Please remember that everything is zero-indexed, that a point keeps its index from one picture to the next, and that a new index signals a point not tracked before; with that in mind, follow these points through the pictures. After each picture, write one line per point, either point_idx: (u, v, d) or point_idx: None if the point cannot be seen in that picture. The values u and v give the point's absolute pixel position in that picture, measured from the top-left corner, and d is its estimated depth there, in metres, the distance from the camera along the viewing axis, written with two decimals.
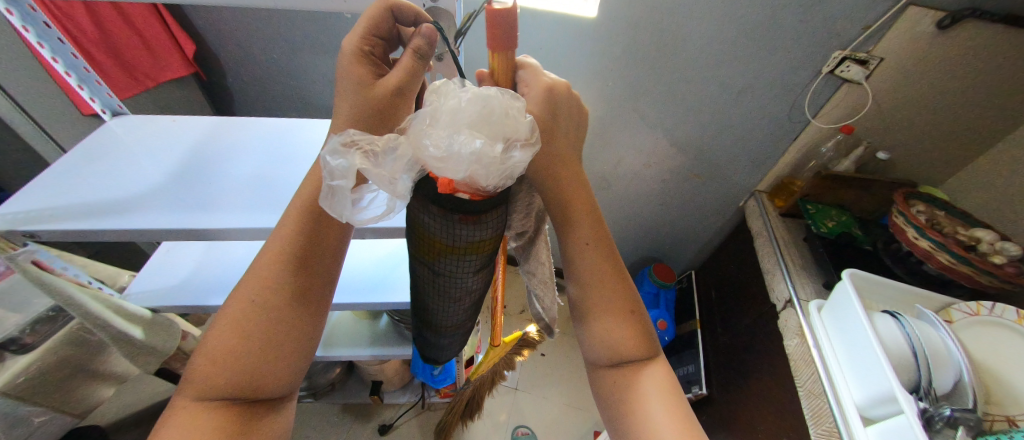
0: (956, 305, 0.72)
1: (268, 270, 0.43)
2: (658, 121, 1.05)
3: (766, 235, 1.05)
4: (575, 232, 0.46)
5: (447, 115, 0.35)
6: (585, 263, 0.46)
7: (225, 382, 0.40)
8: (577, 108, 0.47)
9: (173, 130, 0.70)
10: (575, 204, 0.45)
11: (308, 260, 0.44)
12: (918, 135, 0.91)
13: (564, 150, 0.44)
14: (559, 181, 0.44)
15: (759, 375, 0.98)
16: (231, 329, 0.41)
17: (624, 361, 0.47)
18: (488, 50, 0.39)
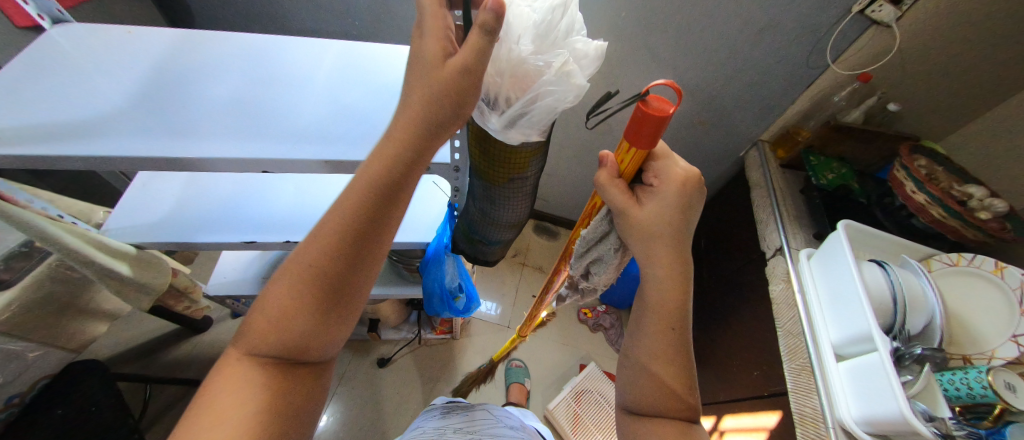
0: (938, 256, 0.75)
1: (338, 221, 0.36)
2: (671, 60, 0.99)
3: (764, 185, 1.05)
4: (660, 310, 0.44)
5: (540, 33, 0.36)
6: (657, 339, 0.44)
7: (275, 341, 0.36)
8: (697, 198, 0.45)
9: (131, 43, 0.61)
10: (667, 287, 0.44)
11: (384, 215, 0.37)
12: (932, 87, 0.89)
13: (675, 237, 0.43)
14: (662, 267, 0.43)
15: (740, 316, 1.05)
16: (289, 289, 0.36)
17: (659, 415, 0.44)
18: (624, 138, 0.39)
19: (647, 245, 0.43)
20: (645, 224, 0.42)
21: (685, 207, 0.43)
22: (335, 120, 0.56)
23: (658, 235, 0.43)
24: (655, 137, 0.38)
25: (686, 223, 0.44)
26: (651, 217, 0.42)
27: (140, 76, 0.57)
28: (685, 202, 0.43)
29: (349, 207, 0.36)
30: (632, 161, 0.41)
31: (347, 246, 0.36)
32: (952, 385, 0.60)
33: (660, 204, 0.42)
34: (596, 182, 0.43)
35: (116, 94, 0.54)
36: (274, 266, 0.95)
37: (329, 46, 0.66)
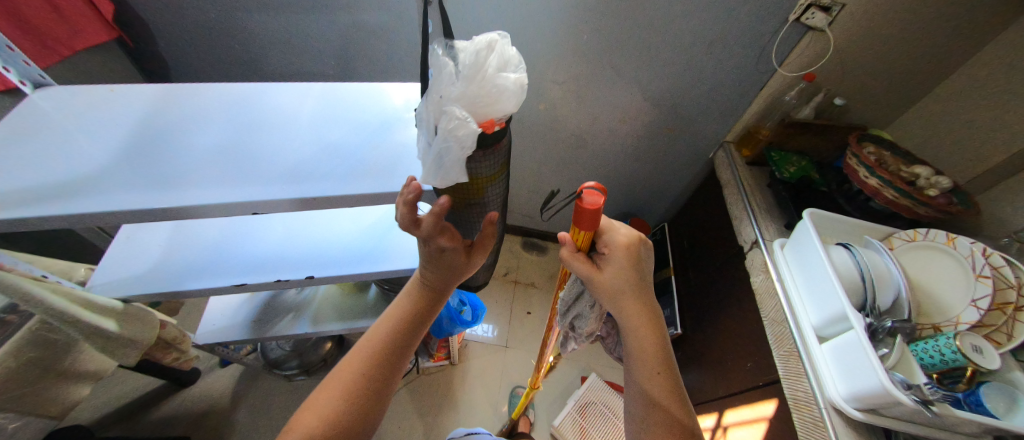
0: (897, 234, 0.80)
1: (386, 326, 0.54)
2: (633, 75, 1.05)
3: (733, 183, 1.11)
4: (644, 358, 0.50)
5: (468, 71, 0.40)
6: (649, 381, 0.49)
7: (328, 422, 0.47)
8: (645, 253, 0.52)
9: (114, 101, 0.62)
10: (643, 336, 0.50)
11: (419, 321, 0.56)
12: (869, 82, 0.98)
13: (637, 292, 0.50)
14: (636, 321, 0.50)
15: (728, 311, 1.08)
16: (348, 377, 0.50)
17: None
18: (572, 227, 0.45)
19: (617, 305, 0.49)
20: (610, 289, 0.48)
21: (636, 268, 0.49)
22: (320, 157, 0.58)
23: (623, 296, 0.49)
24: (597, 220, 0.44)
25: (643, 278, 0.51)
26: (614, 282, 0.48)
27: (125, 132, 0.58)
28: (636, 261, 0.49)
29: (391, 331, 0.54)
30: (582, 239, 0.47)
31: (391, 354, 0.53)
32: (927, 353, 0.63)
33: (617, 269, 0.49)
34: (561, 259, 0.50)
35: (101, 151, 0.55)
36: (264, 308, 0.94)
37: (308, 88, 0.69)
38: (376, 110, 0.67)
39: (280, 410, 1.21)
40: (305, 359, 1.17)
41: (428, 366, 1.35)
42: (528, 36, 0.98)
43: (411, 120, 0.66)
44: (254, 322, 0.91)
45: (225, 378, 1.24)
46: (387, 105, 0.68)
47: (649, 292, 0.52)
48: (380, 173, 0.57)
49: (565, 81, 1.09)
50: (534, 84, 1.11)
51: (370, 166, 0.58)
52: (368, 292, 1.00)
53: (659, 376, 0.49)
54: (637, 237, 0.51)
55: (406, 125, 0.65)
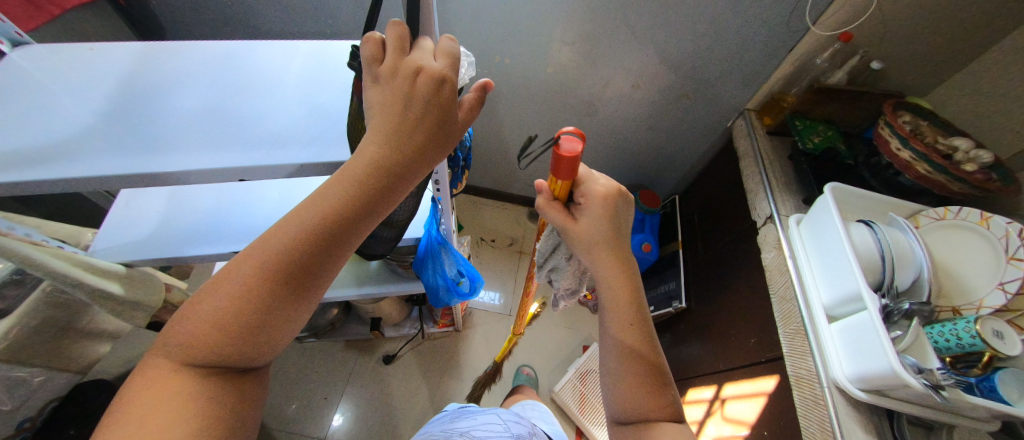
0: (926, 212, 0.75)
1: (301, 221, 0.37)
2: (649, 36, 0.97)
3: (751, 154, 1.05)
4: (618, 310, 0.48)
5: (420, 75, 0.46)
6: (623, 330, 0.48)
7: (206, 342, 0.34)
8: (625, 206, 0.50)
9: (94, 59, 0.59)
10: (616, 286, 0.48)
11: (349, 225, 0.38)
12: (913, 44, 0.88)
13: (612, 243, 0.48)
14: (610, 270, 0.48)
15: (736, 286, 1.06)
16: (240, 284, 0.35)
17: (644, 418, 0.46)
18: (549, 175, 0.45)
19: (590, 255, 0.48)
20: (585, 239, 0.48)
21: (614, 218, 0.48)
22: (307, 122, 0.55)
23: (595, 246, 0.48)
24: (576, 170, 0.43)
25: (620, 229, 0.49)
26: (590, 230, 0.48)
27: (106, 93, 0.56)
28: (613, 213, 0.48)
29: (302, 229, 0.37)
30: (562, 188, 0.47)
31: (296, 266, 0.37)
32: (943, 337, 0.61)
33: (595, 220, 0.48)
34: (538, 207, 0.50)
35: (81, 112, 0.53)
36: None
37: (295, 46, 0.65)
38: None
39: (292, 369, 1.27)
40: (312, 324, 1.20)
41: (433, 332, 1.38)
42: None
43: None
44: None
45: None
46: None
47: (625, 242, 0.49)
48: None
49: (576, 41, 1.02)
50: (543, 45, 1.04)
51: None
52: (370, 261, 1.00)
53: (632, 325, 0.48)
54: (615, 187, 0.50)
55: None
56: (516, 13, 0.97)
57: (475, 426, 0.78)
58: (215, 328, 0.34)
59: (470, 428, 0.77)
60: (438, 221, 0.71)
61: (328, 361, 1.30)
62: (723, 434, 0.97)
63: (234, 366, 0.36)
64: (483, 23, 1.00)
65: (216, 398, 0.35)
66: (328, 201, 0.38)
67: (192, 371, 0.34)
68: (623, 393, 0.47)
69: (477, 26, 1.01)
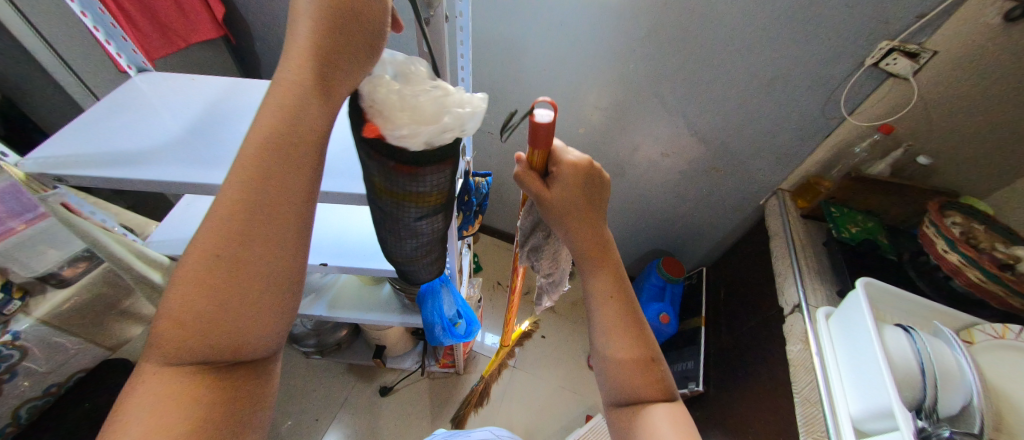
0: (980, 326, 0.67)
1: (237, 173, 0.33)
2: (679, 108, 1.01)
3: (782, 236, 1.00)
4: (601, 284, 0.50)
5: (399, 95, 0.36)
6: (606, 303, 0.50)
7: (183, 335, 0.31)
8: (598, 180, 0.49)
9: (193, 88, 0.72)
10: (594, 259, 0.49)
11: (286, 159, 0.34)
12: (964, 144, 0.84)
13: (586, 213, 0.48)
14: (588, 245, 0.49)
15: (758, 377, 0.96)
16: (196, 263, 0.32)
17: (636, 400, 0.48)
18: (527, 146, 0.44)
19: (565, 226, 0.48)
20: (561, 211, 0.47)
21: (586, 190, 0.48)
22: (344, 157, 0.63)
23: (573, 219, 0.48)
24: (551, 138, 0.43)
25: (595, 202, 0.49)
26: (564, 201, 0.47)
27: (193, 114, 0.68)
28: (586, 185, 0.48)
29: (237, 182, 0.33)
30: (537, 158, 0.46)
31: (242, 225, 0.32)
32: None
33: (569, 188, 0.47)
34: (514, 176, 0.47)
35: (171, 128, 0.64)
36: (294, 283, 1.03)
37: None
38: None
39: (293, 383, 1.29)
40: (321, 340, 1.24)
41: (434, 371, 1.35)
42: (576, 58, 0.99)
43: None
44: None
45: None
46: None
47: (598, 211, 0.50)
48: None
49: (609, 107, 1.08)
50: (576, 108, 1.11)
51: None
52: (383, 288, 1.04)
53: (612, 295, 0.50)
54: (586, 162, 0.48)
55: None
56: (554, 78, 1.05)
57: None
58: (179, 325, 0.31)
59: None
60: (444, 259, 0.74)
61: (327, 382, 1.31)
62: None
63: (226, 360, 0.33)
64: (523, 83, 1.09)
65: (205, 399, 0.32)
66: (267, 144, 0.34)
67: (177, 368, 0.32)
68: (616, 370, 0.49)
69: (517, 86, 1.11)
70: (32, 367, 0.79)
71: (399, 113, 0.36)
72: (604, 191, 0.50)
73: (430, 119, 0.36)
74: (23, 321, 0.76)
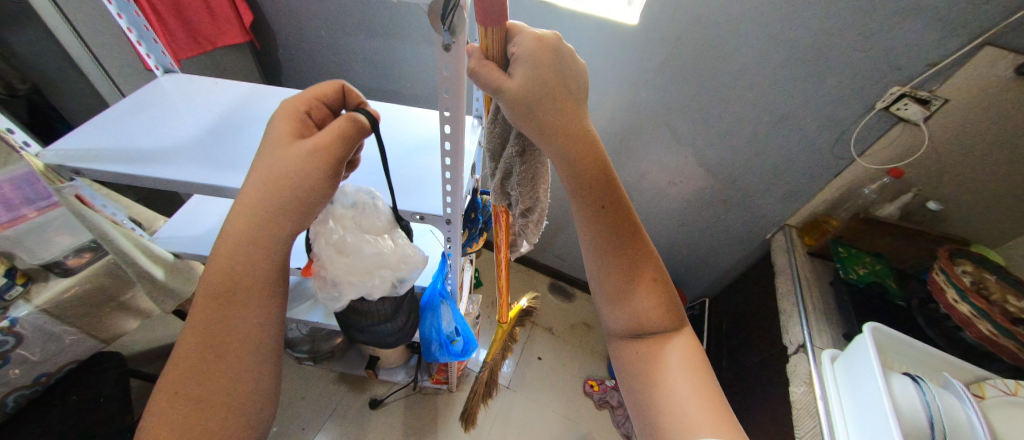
0: (992, 381, 0.65)
1: (226, 258, 0.38)
2: (688, 138, 1.02)
3: (788, 273, 0.99)
4: (592, 198, 0.49)
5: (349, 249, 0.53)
6: (604, 226, 0.50)
7: (186, 401, 0.35)
8: (568, 64, 0.44)
9: (215, 91, 0.75)
10: (580, 169, 0.47)
11: (268, 247, 0.39)
12: (975, 192, 0.83)
13: (558, 101, 0.43)
14: (570, 146, 0.45)
15: (759, 418, 0.93)
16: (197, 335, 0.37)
17: (647, 332, 0.52)
18: (477, 24, 0.40)
19: (535, 119, 0.42)
20: (529, 98, 0.41)
21: (554, 71, 0.42)
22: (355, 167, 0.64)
23: (545, 109, 0.42)
24: (501, 8, 0.39)
25: (563, 86, 0.43)
26: (528, 82, 0.41)
27: (213, 117, 0.69)
28: (553, 65, 0.42)
29: (227, 267, 0.38)
30: (492, 45, 0.42)
31: (235, 300, 0.38)
32: None
33: (533, 71, 0.41)
34: (466, 71, 0.42)
35: (190, 129, 0.66)
36: (293, 288, 1.03)
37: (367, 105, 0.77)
38: (417, 134, 0.72)
39: (283, 389, 1.27)
40: (315, 346, 1.24)
41: (426, 386, 1.33)
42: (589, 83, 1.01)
43: None
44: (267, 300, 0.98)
45: None
46: (427, 130, 0.73)
47: (574, 100, 0.45)
48: (399, 194, 0.60)
49: (618, 133, 1.09)
50: None
51: (393, 182, 0.62)
52: None
53: (608, 213, 0.50)
54: (552, 38, 0.43)
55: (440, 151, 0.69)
56: None
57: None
58: (181, 397, 0.35)
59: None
60: (444, 278, 0.72)
61: (317, 391, 1.28)
62: None
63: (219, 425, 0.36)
64: None
65: None
66: (247, 241, 0.38)
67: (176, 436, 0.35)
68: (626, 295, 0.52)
69: None
70: (25, 354, 0.79)
71: (347, 267, 0.53)
72: (577, 76, 0.45)
73: (370, 273, 0.55)
74: (22, 307, 0.76)
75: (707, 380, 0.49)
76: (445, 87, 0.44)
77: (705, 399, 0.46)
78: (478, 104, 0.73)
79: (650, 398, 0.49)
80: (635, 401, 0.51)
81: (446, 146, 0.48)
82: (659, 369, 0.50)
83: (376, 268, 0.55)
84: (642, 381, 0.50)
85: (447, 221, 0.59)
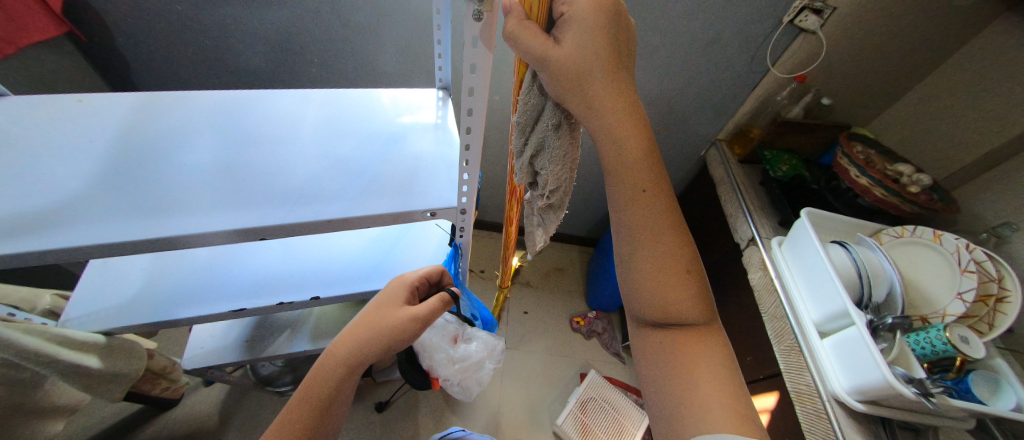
0: (886, 230, 0.85)
1: (328, 365, 0.49)
2: (629, 75, 1.04)
3: (728, 181, 1.13)
4: (630, 173, 0.46)
5: (455, 359, 0.76)
6: (644, 210, 0.47)
7: None
8: (619, 28, 0.44)
9: (79, 110, 0.54)
10: (626, 148, 0.46)
11: (357, 366, 0.50)
12: (853, 83, 1.02)
13: (606, 71, 0.43)
14: (619, 114, 0.44)
15: (726, 305, 1.12)
16: (291, 417, 0.47)
17: (678, 320, 0.47)
18: None
19: (582, 92, 0.43)
20: (575, 66, 0.42)
21: (602, 39, 0.43)
22: (331, 174, 0.54)
23: (590, 67, 0.42)
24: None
25: (612, 57, 0.43)
26: (573, 56, 0.41)
27: (104, 147, 0.52)
28: (599, 32, 0.42)
29: (327, 371, 0.49)
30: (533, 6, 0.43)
31: (320, 397, 0.48)
32: (919, 344, 0.68)
33: (579, 38, 0.42)
34: (507, 36, 0.42)
35: (73, 171, 0.49)
36: (258, 326, 0.88)
37: (307, 94, 0.64)
38: (383, 120, 0.63)
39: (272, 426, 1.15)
40: (298, 373, 1.14)
41: None
42: None
43: (419, 130, 0.62)
44: (247, 344, 0.85)
45: (212, 397, 1.18)
46: (391, 114, 0.64)
47: (620, 71, 0.45)
48: (399, 193, 0.53)
49: None
50: None
51: (385, 183, 0.54)
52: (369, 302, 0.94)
53: (649, 198, 0.47)
54: (604, 1, 0.43)
55: (418, 136, 0.61)
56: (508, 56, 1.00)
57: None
58: None
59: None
60: (457, 262, 0.66)
61: None
62: None
63: None
64: None
65: None
66: (339, 365, 0.49)
67: None
68: (659, 287, 0.47)
69: None
70: None
71: (457, 368, 0.76)
72: (623, 43, 0.45)
73: (472, 363, 0.79)
74: None
75: (727, 389, 0.45)
76: (471, 65, 0.41)
77: (725, 395, 0.44)
78: (441, 74, 0.65)
79: (671, 392, 0.46)
80: (655, 391, 0.48)
81: (465, 131, 0.46)
82: (682, 359, 0.47)
83: (475, 360, 0.78)
84: (666, 368, 0.47)
85: (461, 211, 0.55)
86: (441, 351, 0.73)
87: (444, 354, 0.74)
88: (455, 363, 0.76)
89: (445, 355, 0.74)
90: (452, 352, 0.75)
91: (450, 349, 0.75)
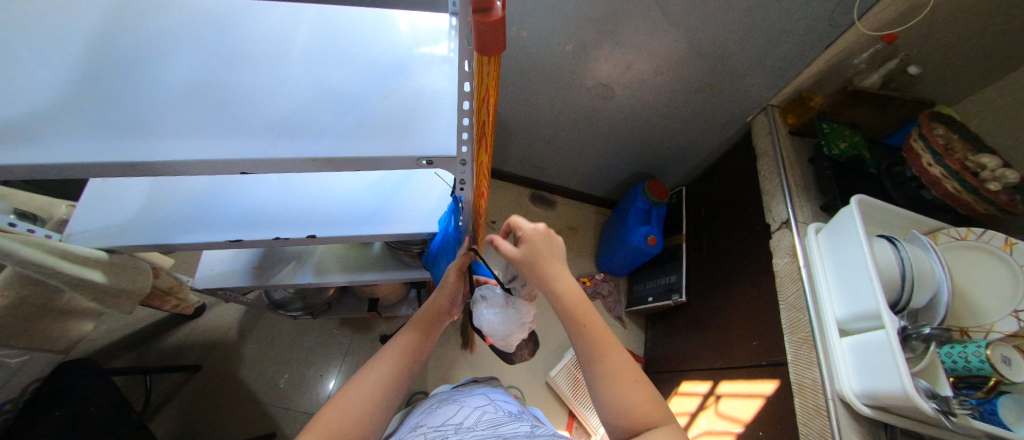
0: (946, 230, 0.75)
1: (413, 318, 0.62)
2: (681, 18, 0.89)
3: (772, 154, 1.01)
4: (573, 313, 0.52)
5: (495, 314, 0.61)
6: (589, 341, 0.52)
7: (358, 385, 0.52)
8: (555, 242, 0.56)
9: (53, 9, 0.48)
10: (572, 299, 0.53)
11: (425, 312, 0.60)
12: (955, 49, 0.85)
13: (550, 264, 0.54)
14: (559, 277, 0.53)
15: (740, 286, 1.06)
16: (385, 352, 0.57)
17: (641, 428, 0.47)
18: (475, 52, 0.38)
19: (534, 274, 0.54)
20: (529, 266, 0.54)
21: (549, 250, 0.55)
22: (322, 105, 0.49)
23: (544, 263, 0.54)
24: (499, 43, 0.36)
25: (557, 257, 0.55)
26: (528, 258, 0.54)
27: (80, 55, 0.47)
28: (546, 248, 0.55)
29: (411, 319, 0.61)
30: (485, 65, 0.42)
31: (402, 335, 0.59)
32: (950, 358, 0.61)
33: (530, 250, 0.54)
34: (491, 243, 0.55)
35: (56, 81, 0.46)
36: (265, 255, 0.89)
37: (303, 8, 0.56)
38: (387, 47, 0.55)
39: (283, 344, 1.23)
40: (308, 301, 1.14)
41: None
42: None
43: (425, 60, 0.54)
44: (254, 270, 0.87)
45: (230, 313, 1.25)
46: (396, 37, 0.55)
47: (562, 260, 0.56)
48: (395, 135, 0.48)
49: (601, 18, 0.91)
50: (566, 21, 0.93)
51: (380, 122, 0.49)
52: (373, 245, 0.92)
53: (589, 330, 0.52)
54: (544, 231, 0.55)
55: (425, 69, 0.54)
56: None
57: (477, 428, 0.59)
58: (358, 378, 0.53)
59: (476, 423, 0.61)
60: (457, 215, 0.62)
61: (319, 338, 1.26)
62: (715, 429, 0.99)
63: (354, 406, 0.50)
64: None
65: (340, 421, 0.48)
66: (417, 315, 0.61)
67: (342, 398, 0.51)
68: (612, 399, 0.49)
69: None
70: None
71: (499, 327, 0.61)
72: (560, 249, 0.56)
73: (516, 324, 0.61)
74: None
75: None
76: None
77: None
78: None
79: None
80: None
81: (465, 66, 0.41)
82: None
83: (510, 319, 0.60)
84: None
85: (462, 162, 0.50)
86: (484, 305, 0.62)
87: (487, 307, 0.61)
88: (497, 319, 0.60)
89: (487, 307, 0.62)
90: (495, 307, 0.61)
91: (492, 303, 0.62)
